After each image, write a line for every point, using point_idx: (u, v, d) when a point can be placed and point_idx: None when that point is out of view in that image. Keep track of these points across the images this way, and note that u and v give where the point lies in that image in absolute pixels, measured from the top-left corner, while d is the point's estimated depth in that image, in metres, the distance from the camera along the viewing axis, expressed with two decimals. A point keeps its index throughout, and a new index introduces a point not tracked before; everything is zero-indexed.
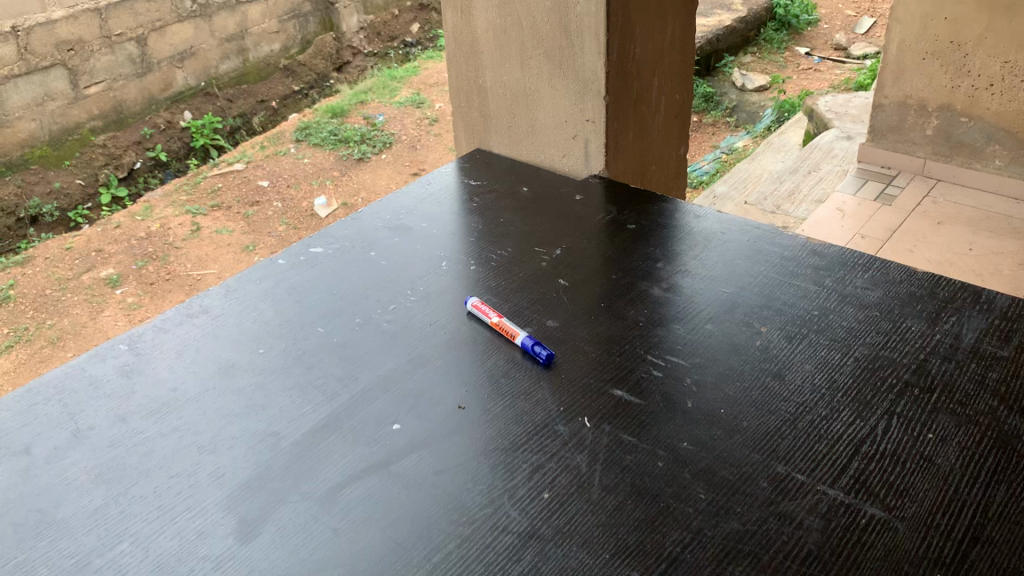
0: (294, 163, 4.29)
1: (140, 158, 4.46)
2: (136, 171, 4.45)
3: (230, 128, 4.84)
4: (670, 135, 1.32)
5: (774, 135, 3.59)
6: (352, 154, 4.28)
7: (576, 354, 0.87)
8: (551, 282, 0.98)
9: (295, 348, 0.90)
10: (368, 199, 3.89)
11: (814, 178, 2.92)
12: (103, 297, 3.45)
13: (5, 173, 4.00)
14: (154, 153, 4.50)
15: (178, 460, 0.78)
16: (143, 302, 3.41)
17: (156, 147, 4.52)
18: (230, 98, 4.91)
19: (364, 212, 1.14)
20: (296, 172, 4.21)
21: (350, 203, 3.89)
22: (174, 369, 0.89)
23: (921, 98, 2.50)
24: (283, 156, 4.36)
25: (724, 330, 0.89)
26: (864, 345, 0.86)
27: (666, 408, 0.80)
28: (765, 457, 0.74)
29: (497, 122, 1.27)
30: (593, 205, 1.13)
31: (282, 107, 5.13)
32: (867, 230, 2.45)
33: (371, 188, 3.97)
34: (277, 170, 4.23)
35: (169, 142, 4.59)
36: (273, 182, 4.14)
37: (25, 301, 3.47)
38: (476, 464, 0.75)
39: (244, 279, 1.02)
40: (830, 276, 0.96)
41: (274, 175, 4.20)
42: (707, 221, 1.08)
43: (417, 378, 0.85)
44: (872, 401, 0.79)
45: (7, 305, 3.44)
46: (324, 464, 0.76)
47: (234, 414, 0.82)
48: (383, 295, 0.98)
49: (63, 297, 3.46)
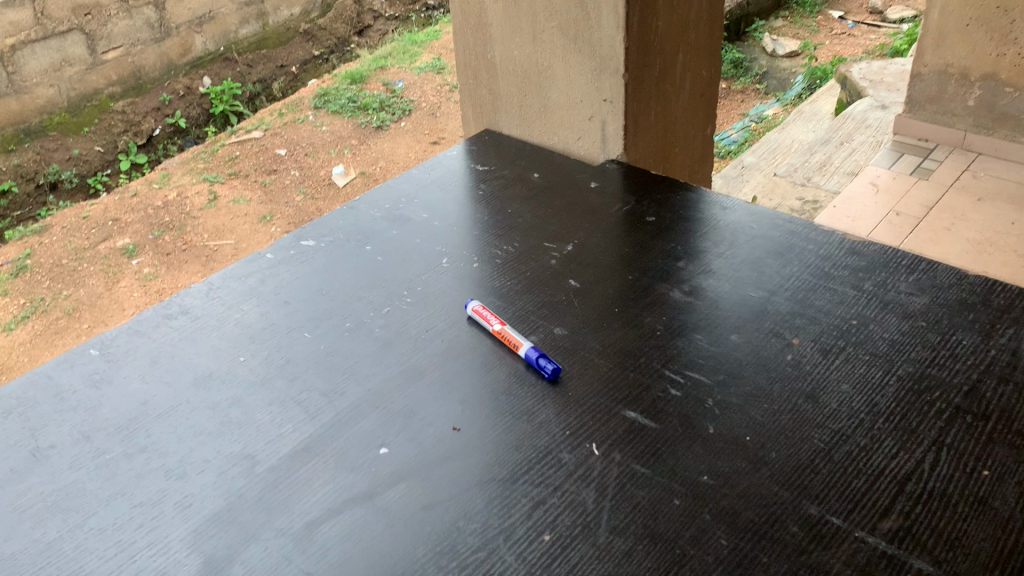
0: (312, 130, 4.20)
1: (160, 125, 4.35)
2: (156, 137, 4.35)
3: (251, 94, 4.72)
4: (696, 115, 1.22)
5: (806, 103, 3.44)
6: (371, 121, 4.18)
7: (585, 368, 0.78)
8: (561, 283, 0.89)
9: (278, 356, 0.82)
10: (386, 168, 3.79)
11: (846, 149, 2.79)
12: (119, 267, 3.39)
13: (24, 140, 4.00)
14: (174, 120, 4.39)
15: (142, 486, 0.70)
16: (158, 272, 3.34)
17: (175, 113, 4.42)
18: (250, 63, 4.77)
19: (360, 201, 1.05)
20: (314, 139, 4.12)
21: (367, 171, 3.80)
22: (147, 379, 0.81)
23: (963, 67, 2.36)
24: (301, 123, 4.27)
25: (751, 342, 0.80)
26: (909, 361, 0.77)
27: (685, 434, 0.71)
28: (795, 496, 0.65)
29: (507, 101, 1.18)
30: (610, 194, 1.04)
31: (303, 71, 5.02)
32: (902, 206, 2.32)
33: (390, 157, 3.87)
34: (295, 138, 4.15)
35: (189, 108, 4.50)
36: (291, 150, 4.05)
37: (41, 271, 3.43)
38: (470, 497, 0.67)
39: (229, 275, 0.94)
40: (870, 279, 0.86)
41: (292, 143, 4.11)
42: (735, 214, 0.98)
43: (408, 393, 0.77)
44: (919, 429, 0.70)
45: (24, 275, 3.41)
46: (301, 494, 0.68)
47: (207, 433, 0.75)
48: (377, 296, 0.89)
49: (79, 267, 3.41)
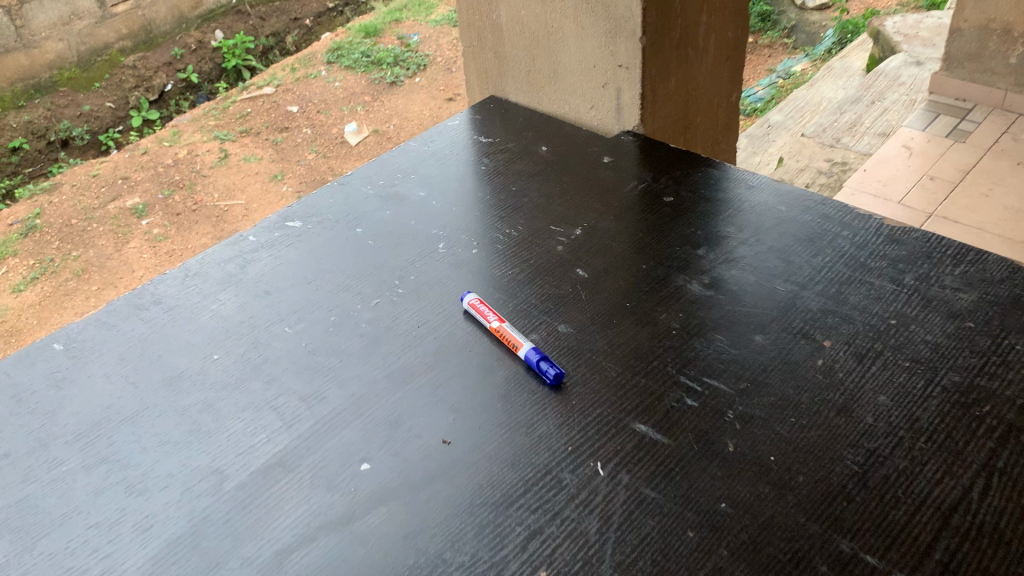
0: (324, 87, 4.11)
1: (172, 79, 4.25)
2: (168, 92, 4.25)
3: (262, 48, 4.61)
4: (719, 81, 1.12)
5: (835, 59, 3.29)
6: (385, 77, 4.07)
7: (591, 373, 0.71)
8: (567, 273, 0.81)
9: (255, 354, 0.75)
10: (401, 126, 3.68)
11: (877, 109, 2.66)
12: (129, 228, 3.28)
13: (35, 96, 3.93)
14: (186, 75, 4.27)
15: (100, 503, 0.64)
16: (169, 233, 3.23)
17: (187, 67, 4.30)
18: (263, 16, 4.67)
19: (353, 178, 0.97)
20: (326, 96, 4.03)
21: (381, 129, 3.70)
22: (112, 377, 0.75)
23: (1006, 22, 2.21)
24: (314, 80, 4.17)
25: (778, 345, 0.72)
26: (954, 369, 0.68)
27: (700, 453, 0.63)
28: (825, 529, 0.58)
29: (514, 66, 1.09)
30: (624, 171, 0.95)
31: (317, 25, 4.89)
32: (937, 171, 2.21)
33: (404, 114, 3.75)
34: (307, 94, 4.05)
35: (201, 62, 4.38)
36: (303, 108, 3.96)
37: (50, 232, 3.33)
38: (458, 523, 0.60)
39: (207, 259, 0.87)
40: (911, 272, 0.78)
41: (303, 100, 4.01)
42: (762, 195, 0.89)
43: (394, 400, 0.70)
44: (965, 450, 0.62)
45: (33, 235, 3.30)
46: (272, 517, 0.62)
47: (174, 442, 0.68)
48: (366, 286, 0.82)
49: (88, 227, 3.30)
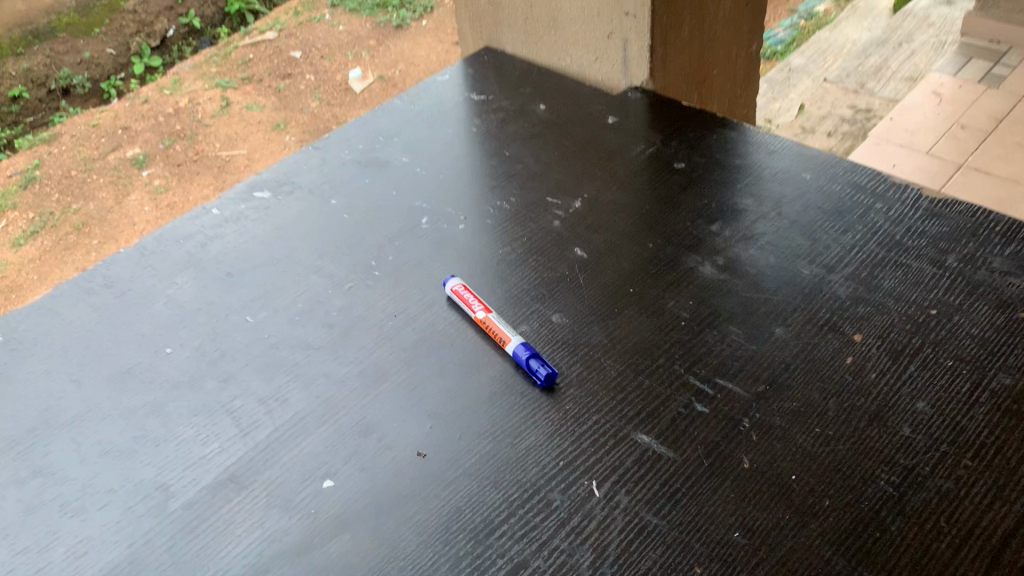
0: (327, 30, 3.77)
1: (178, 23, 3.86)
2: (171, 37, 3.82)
3: None
4: (741, 28, 1.00)
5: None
6: (391, 20, 3.77)
7: (588, 373, 0.62)
8: (563, 252, 0.72)
9: (212, 349, 0.67)
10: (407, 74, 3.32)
11: (905, 51, 2.51)
12: (129, 180, 2.87)
13: None
14: (187, 20, 3.83)
15: (31, 525, 0.57)
16: (174, 185, 2.84)
17: (189, 13, 3.85)
18: None
19: (330, 142, 0.88)
20: (330, 40, 3.70)
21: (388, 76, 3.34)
22: (54, 374, 0.67)
23: None
24: (318, 24, 3.83)
25: (801, 339, 0.63)
26: (1005, 369, 0.59)
27: (710, 470, 0.55)
28: (854, 566, 0.49)
29: (510, 14, 0.97)
30: (630, 133, 0.85)
31: None
32: (968, 119, 2.09)
33: (411, 60, 3.42)
34: (310, 39, 3.68)
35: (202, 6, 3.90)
36: (306, 54, 3.56)
37: (48, 184, 2.90)
38: (431, 554, 0.52)
39: (167, 236, 0.78)
40: (954, 252, 0.68)
41: (307, 44, 3.64)
42: (785, 162, 0.79)
43: (363, 404, 0.62)
44: (1018, 469, 0.53)
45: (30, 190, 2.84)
46: (220, 545, 0.54)
47: (117, 451, 0.61)
48: (339, 268, 0.73)
49: (86, 180, 2.87)
